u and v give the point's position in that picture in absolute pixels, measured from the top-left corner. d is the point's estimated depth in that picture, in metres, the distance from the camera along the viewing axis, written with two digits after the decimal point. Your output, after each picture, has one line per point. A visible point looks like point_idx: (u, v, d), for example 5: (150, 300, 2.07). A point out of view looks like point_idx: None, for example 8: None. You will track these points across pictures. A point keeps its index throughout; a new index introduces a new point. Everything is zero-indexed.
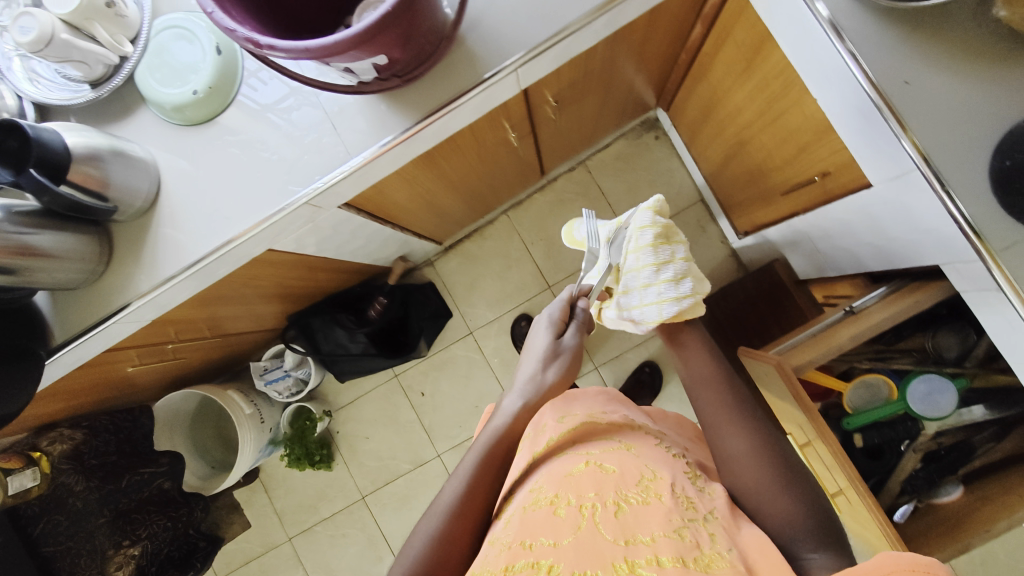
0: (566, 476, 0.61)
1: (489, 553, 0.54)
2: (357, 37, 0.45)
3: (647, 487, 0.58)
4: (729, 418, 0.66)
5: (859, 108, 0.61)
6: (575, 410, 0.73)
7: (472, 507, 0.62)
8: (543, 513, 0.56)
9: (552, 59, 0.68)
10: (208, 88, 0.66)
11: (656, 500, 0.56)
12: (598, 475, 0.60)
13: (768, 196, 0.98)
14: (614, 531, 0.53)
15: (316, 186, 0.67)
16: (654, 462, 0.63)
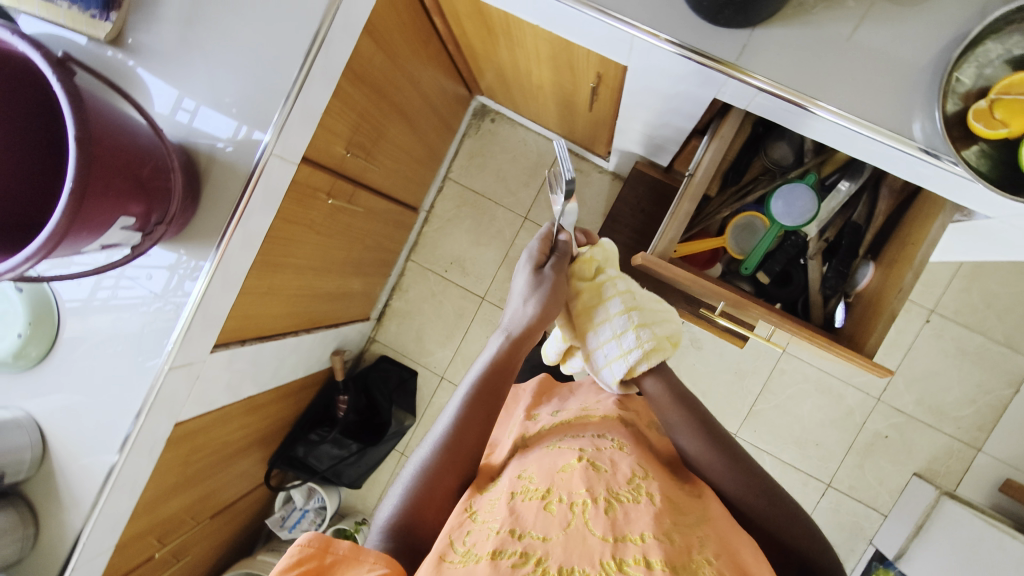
0: (558, 470, 0.56)
1: (477, 535, 0.50)
2: (70, 219, 0.47)
3: (637, 486, 0.54)
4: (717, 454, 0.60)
5: (563, 13, 0.63)
6: (570, 406, 0.71)
7: (450, 466, 0.57)
8: (533, 504, 0.52)
9: (303, 125, 0.70)
10: (30, 326, 0.67)
11: (648, 498, 0.53)
12: (588, 474, 0.55)
13: (592, 117, 1.00)
14: (603, 527, 0.49)
15: (169, 350, 0.68)
16: (644, 461, 0.59)
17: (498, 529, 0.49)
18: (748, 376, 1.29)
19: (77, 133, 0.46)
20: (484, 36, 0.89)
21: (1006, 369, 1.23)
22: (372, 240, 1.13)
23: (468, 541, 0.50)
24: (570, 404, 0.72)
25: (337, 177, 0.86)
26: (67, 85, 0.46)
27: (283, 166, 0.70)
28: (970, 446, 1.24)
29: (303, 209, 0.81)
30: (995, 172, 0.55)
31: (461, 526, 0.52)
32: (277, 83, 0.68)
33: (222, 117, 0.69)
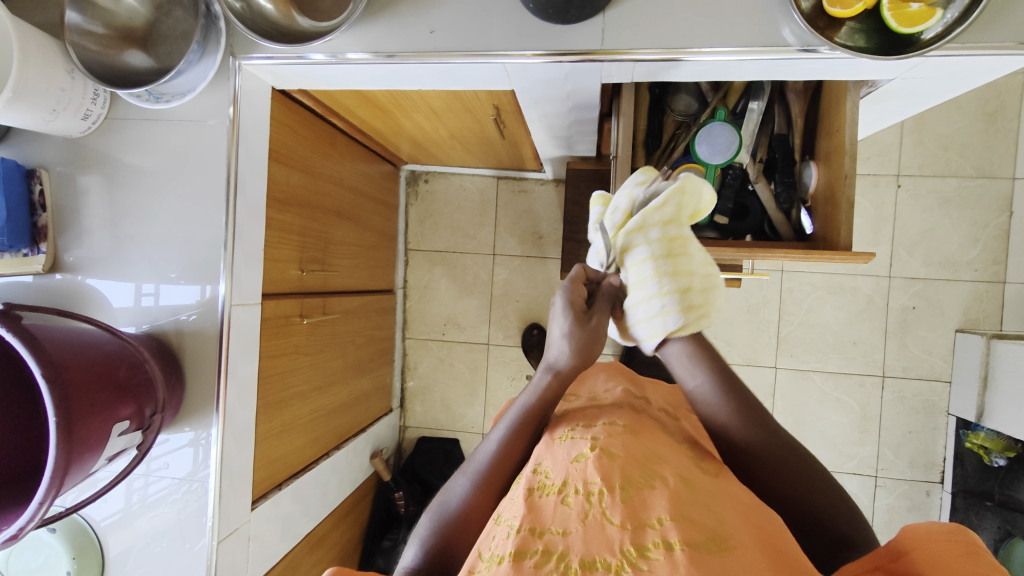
0: (572, 459, 0.53)
1: (497, 535, 0.48)
2: (62, 448, 0.47)
3: (652, 469, 0.52)
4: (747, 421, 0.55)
5: (436, 70, 0.66)
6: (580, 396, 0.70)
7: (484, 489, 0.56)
8: (550, 498, 0.49)
9: (250, 267, 0.72)
10: (74, 559, 0.68)
11: (662, 482, 0.51)
12: (604, 461, 0.52)
13: (509, 142, 1.04)
14: (622, 514, 0.47)
15: (210, 525, 0.69)
16: (660, 448, 0.56)
17: (518, 528, 0.47)
18: (761, 308, 1.29)
19: (45, 371, 0.47)
20: (382, 115, 0.93)
21: (991, 198, 1.24)
22: (361, 337, 1.15)
23: (490, 545, 0.47)
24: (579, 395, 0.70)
25: (302, 297, 0.88)
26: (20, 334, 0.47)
27: (247, 311, 0.72)
28: (994, 282, 1.23)
29: (282, 339, 0.82)
30: (873, 42, 0.56)
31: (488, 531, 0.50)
32: (212, 239, 0.70)
33: (186, 285, 0.70)
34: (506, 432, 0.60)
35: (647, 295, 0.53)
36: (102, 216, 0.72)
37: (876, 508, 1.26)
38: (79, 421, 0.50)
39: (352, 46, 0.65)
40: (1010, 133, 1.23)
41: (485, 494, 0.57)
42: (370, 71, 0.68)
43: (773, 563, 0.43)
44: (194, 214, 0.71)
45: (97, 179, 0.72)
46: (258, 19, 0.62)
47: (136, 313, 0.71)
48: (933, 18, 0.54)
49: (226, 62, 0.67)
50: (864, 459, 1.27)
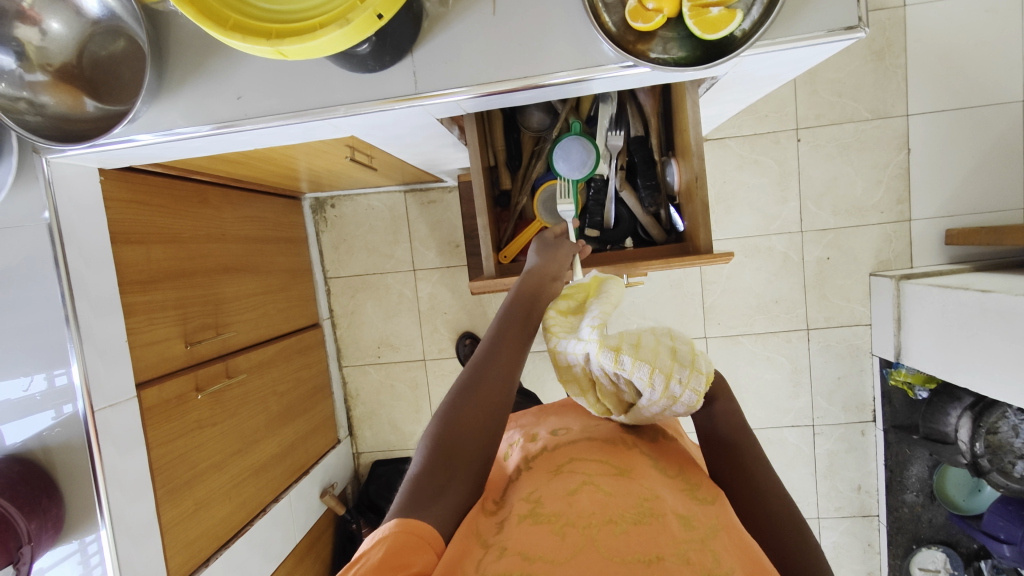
0: (566, 493, 0.52)
1: (485, 556, 0.46)
2: None
3: (647, 506, 0.51)
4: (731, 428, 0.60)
5: (261, 133, 0.63)
6: (569, 422, 0.66)
7: (461, 440, 0.53)
8: (541, 530, 0.48)
9: (112, 364, 0.69)
10: None
11: (657, 519, 0.49)
12: (598, 498, 0.51)
13: (391, 166, 1.00)
14: (617, 549, 0.46)
15: None
16: (655, 483, 0.55)
17: (508, 551, 0.45)
18: (683, 282, 1.30)
19: None
20: (245, 166, 0.89)
21: (889, 138, 1.24)
22: (284, 384, 1.13)
23: (478, 565, 0.45)
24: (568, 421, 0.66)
25: (195, 369, 0.86)
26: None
27: (119, 408, 0.69)
28: (901, 221, 1.25)
29: (175, 421, 0.80)
30: (688, 50, 0.54)
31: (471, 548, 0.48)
32: (60, 345, 0.66)
33: (31, 415, 0.65)
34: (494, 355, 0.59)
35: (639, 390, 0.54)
36: None
37: (817, 454, 1.31)
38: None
39: (157, 123, 0.60)
40: (898, 70, 1.23)
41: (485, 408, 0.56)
42: (191, 143, 0.64)
43: None
44: (31, 320, 0.65)
45: None
46: (46, 120, 0.58)
47: (10, 422, 0.65)
48: (735, 21, 0.51)
49: (30, 158, 0.62)
50: (800, 411, 1.31)
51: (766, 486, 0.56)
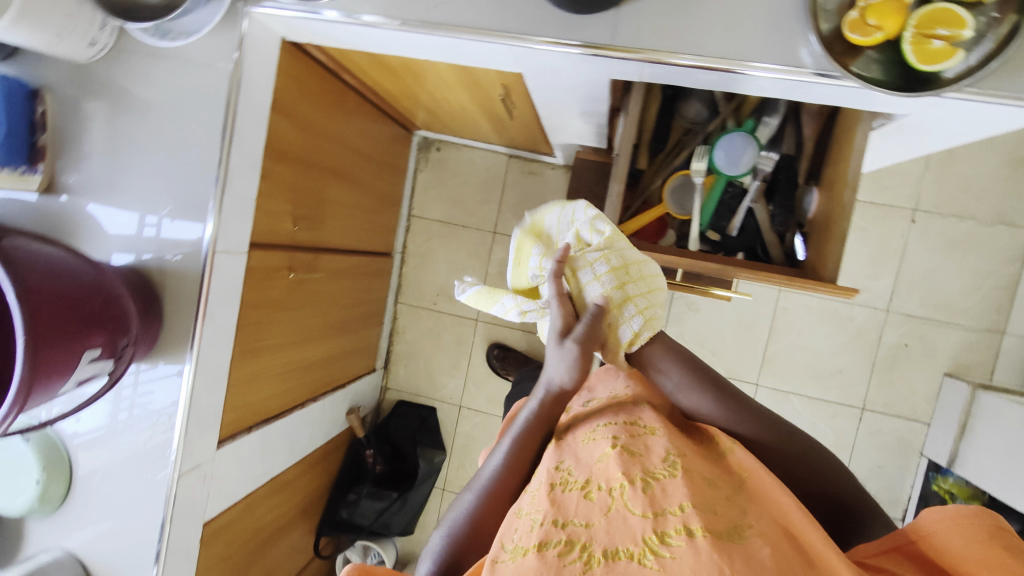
0: (595, 460, 0.56)
1: (520, 528, 0.52)
2: (29, 376, 0.49)
3: (673, 459, 0.55)
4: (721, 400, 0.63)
5: (446, 45, 0.66)
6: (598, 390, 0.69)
7: (497, 506, 0.59)
8: (573, 496, 0.53)
9: (239, 217, 0.73)
10: (43, 471, 0.71)
11: (684, 474, 0.53)
12: (626, 458, 0.55)
13: (521, 122, 1.02)
14: (642, 505, 0.50)
15: (174, 455, 0.71)
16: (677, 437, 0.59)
17: (542, 522, 0.51)
18: (752, 322, 1.29)
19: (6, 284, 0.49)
20: (395, 79, 0.92)
21: (1006, 246, 1.20)
22: (351, 297, 1.17)
23: (515, 537, 0.52)
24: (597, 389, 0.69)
25: (293, 251, 0.89)
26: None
27: (233, 258, 0.73)
28: (993, 331, 1.21)
29: (266, 290, 0.83)
30: (890, 76, 0.55)
31: (510, 524, 0.54)
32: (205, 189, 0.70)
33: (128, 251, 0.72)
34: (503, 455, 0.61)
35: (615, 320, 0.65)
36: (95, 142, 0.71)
37: None
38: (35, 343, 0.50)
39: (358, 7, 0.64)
40: None
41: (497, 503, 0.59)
42: (379, 37, 0.67)
43: (793, 553, 0.47)
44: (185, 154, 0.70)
45: (102, 108, 0.71)
46: None
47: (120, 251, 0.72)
48: (954, 59, 0.51)
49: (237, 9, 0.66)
50: None
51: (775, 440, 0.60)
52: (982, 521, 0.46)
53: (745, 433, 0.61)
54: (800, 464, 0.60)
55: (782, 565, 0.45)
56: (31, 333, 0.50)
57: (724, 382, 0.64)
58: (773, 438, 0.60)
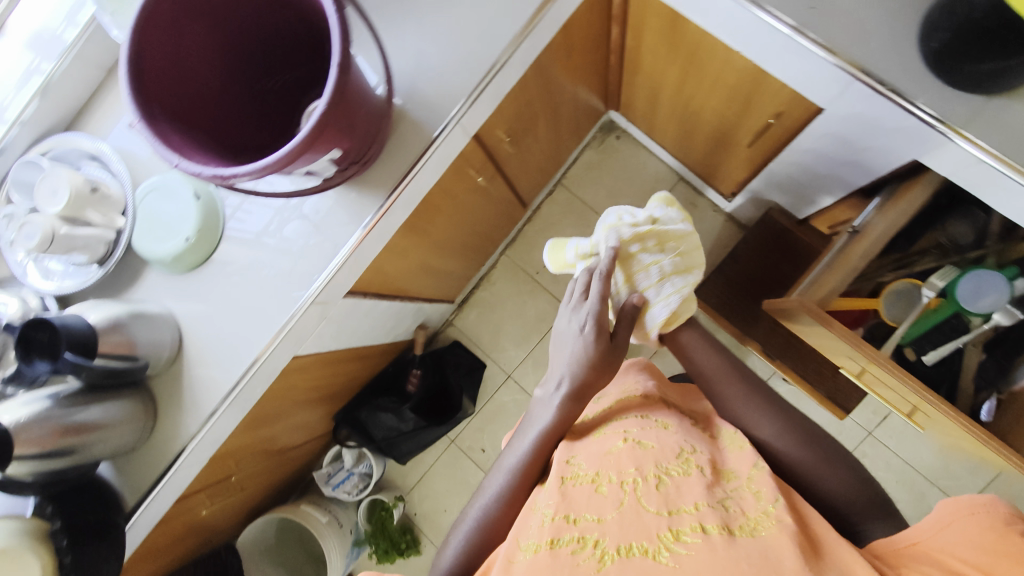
0: (605, 453, 0.62)
1: (534, 526, 0.57)
2: (303, 143, 0.49)
3: (686, 459, 0.60)
4: (748, 401, 0.67)
5: (782, 47, 0.63)
6: (610, 391, 0.74)
7: (504, 518, 0.64)
8: (585, 488, 0.58)
9: (487, 102, 0.71)
10: (197, 233, 0.71)
11: (697, 472, 0.58)
12: (636, 452, 0.61)
13: (739, 154, 0.99)
14: (656, 502, 0.55)
15: (317, 284, 0.70)
16: (691, 437, 0.64)
17: (554, 516, 0.55)
18: None
19: (340, 60, 0.48)
20: (657, 55, 0.90)
21: None
22: (485, 227, 1.15)
23: (527, 534, 0.57)
24: (610, 390, 0.75)
25: (489, 158, 0.87)
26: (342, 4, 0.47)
27: (461, 136, 0.71)
28: None
29: (455, 181, 0.82)
30: None
31: (525, 522, 0.59)
32: (483, 52, 0.67)
33: None
34: (513, 466, 0.66)
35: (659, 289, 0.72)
36: None
37: None
38: (322, 125, 0.49)
39: None
40: None
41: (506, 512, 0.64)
42: (722, 6, 0.65)
43: (805, 544, 0.50)
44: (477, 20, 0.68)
45: None
46: None
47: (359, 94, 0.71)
48: None
49: None
50: None
51: (795, 450, 0.63)
52: (996, 511, 0.48)
53: (770, 435, 0.64)
54: (821, 467, 0.61)
55: (789, 549, 0.48)
56: (325, 113, 0.49)
57: (752, 379, 0.69)
58: (796, 438, 0.63)
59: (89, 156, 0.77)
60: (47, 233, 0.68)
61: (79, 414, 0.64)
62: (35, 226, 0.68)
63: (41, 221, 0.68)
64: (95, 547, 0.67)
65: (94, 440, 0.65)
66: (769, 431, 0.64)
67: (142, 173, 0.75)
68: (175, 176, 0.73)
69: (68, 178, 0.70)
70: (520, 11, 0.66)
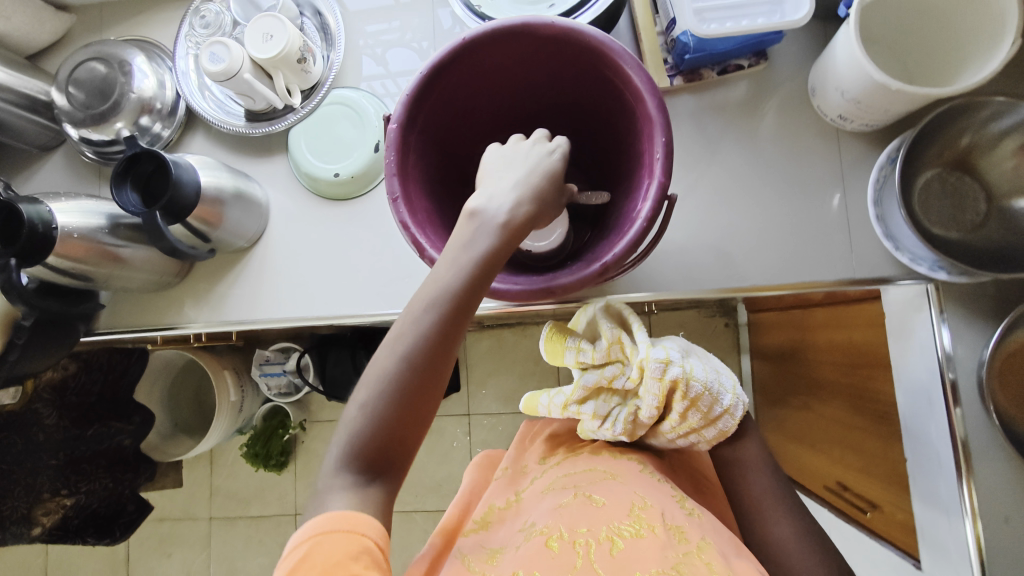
0: (557, 505, 0.59)
1: None
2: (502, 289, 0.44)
3: (639, 517, 0.55)
4: (773, 498, 0.61)
5: (948, 516, 0.60)
6: (552, 440, 0.73)
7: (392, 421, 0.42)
8: (533, 544, 0.54)
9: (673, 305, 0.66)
10: (350, 176, 0.66)
11: (648, 531, 0.54)
12: (588, 508, 0.57)
13: (805, 468, 0.95)
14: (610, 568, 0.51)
15: (402, 314, 0.66)
16: (644, 488, 0.59)
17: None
18: None
19: (607, 261, 0.42)
20: (827, 352, 0.85)
21: None
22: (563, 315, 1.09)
23: None
24: (558, 440, 0.73)
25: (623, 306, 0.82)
26: (655, 221, 0.41)
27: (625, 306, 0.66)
28: None
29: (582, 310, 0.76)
30: None
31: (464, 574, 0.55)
32: (718, 275, 0.62)
33: None
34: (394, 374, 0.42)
35: (678, 401, 0.55)
36: (720, 133, 0.64)
37: None
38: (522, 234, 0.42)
39: (970, 419, 0.58)
40: None
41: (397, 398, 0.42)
42: (934, 429, 0.61)
43: None
44: (734, 245, 0.62)
45: (755, 138, 0.64)
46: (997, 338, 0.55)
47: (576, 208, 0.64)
48: None
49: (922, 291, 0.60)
50: None
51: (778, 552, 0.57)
52: None
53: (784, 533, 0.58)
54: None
55: None
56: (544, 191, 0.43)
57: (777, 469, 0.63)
58: (813, 548, 0.56)
59: (316, 10, 0.70)
60: (232, 68, 0.60)
61: (123, 249, 0.58)
62: (227, 52, 0.60)
63: (236, 51, 0.60)
64: (46, 335, 0.60)
65: (116, 275, 0.60)
66: (788, 533, 0.58)
67: (356, 78, 0.70)
68: (372, 107, 0.67)
69: (289, 36, 0.61)
70: (779, 274, 0.62)
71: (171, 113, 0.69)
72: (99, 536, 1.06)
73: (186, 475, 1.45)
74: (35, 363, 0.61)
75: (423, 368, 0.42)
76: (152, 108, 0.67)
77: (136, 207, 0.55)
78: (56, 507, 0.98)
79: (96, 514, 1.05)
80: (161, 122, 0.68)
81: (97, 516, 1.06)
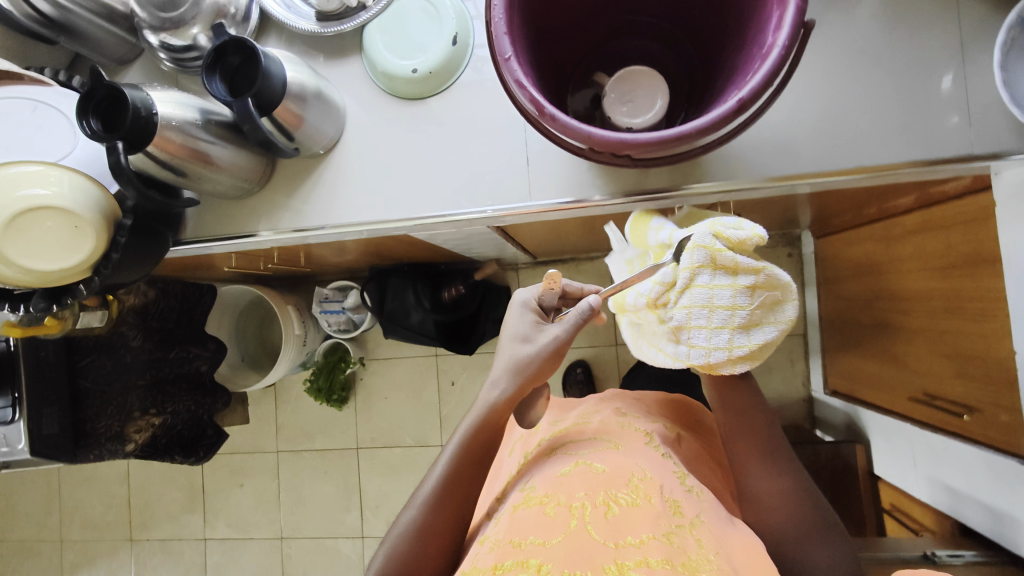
0: (557, 476, 0.55)
1: (479, 551, 0.50)
2: (625, 142, 0.42)
3: (637, 487, 0.52)
4: (763, 456, 0.54)
5: None
6: (569, 415, 0.72)
7: (439, 525, 0.55)
8: (532, 512, 0.51)
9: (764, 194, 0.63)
10: (428, 73, 0.64)
11: (646, 501, 0.50)
12: (586, 474, 0.54)
13: (884, 386, 0.93)
14: (603, 532, 0.48)
15: (482, 212, 0.65)
16: (646, 460, 0.56)
17: (499, 542, 0.49)
18: None
19: (744, 97, 0.39)
20: (918, 259, 0.80)
21: None
22: None
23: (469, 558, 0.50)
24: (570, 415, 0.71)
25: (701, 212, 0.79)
26: (794, 47, 0.39)
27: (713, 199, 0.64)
28: None
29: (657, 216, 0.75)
30: None
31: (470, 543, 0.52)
32: (819, 158, 0.59)
33: None
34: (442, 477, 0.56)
35: (708, 294, 0.53)
36: (823, 4, 0.59)
37: None
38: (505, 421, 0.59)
39: None
40: None
41: (444, 511, 0.55)
42: None
43: None
44: (837, 125, 0.58)
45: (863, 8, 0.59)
46: None
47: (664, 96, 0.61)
48: None
49: None
50: None
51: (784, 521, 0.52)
52: None
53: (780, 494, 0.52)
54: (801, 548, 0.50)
55: None
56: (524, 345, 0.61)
57: None
58: (801, 510, 0.51)
59: None
60: None
61: (211, 145, 0.58)
62: None
63: None
64: (143, 246, 0.61)
65: (206, 176, 0.60)
66: (777, 486, 0.52)
67: None
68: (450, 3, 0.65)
69: None
70: (889, 154, 0.58)
71: (245, 19, 0.69)
72: (186, 455, 1.14)
73: (252, 411, 1.51)
74: (137, 273, 0.65)
75: (444, 497, 0.56)
76: (227, 14, 0.67)
77: (224, 97, 0.55)
78: (147, 425, 1.03)
79: (181, 436, 1.13)
80: (235, 29, 0.68)
81: (183, 438, 1.13)
